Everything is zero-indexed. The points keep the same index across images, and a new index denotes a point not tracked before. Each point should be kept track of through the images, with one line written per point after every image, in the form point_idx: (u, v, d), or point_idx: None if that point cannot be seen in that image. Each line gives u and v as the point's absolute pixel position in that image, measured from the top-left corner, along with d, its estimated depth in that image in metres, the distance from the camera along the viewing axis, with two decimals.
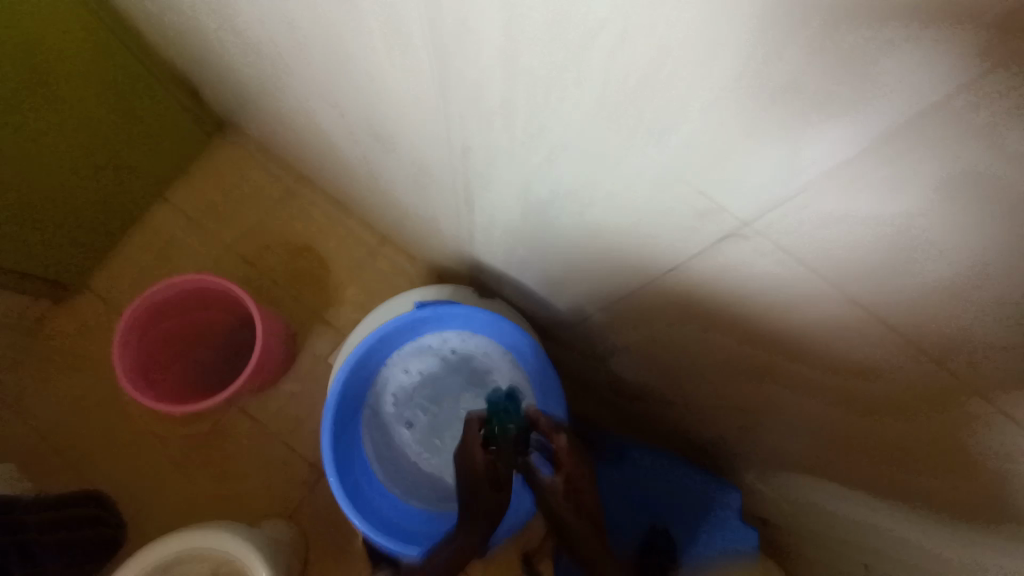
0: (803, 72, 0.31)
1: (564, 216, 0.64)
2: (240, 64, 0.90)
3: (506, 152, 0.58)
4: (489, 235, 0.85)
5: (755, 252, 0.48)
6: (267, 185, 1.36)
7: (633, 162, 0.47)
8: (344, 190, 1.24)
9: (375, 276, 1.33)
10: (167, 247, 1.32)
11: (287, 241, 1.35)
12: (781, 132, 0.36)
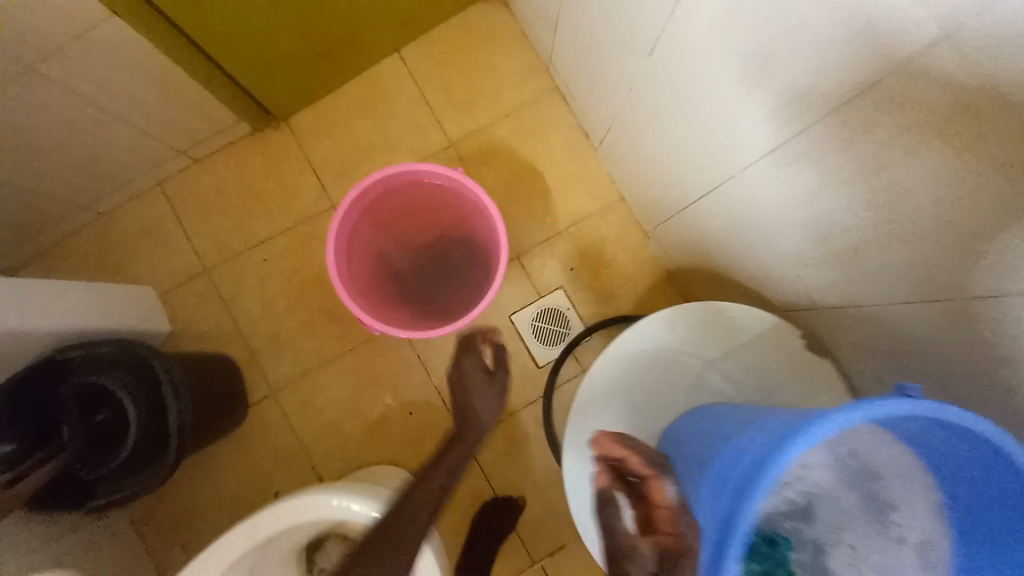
0: (786, 108, 0.55)
1: (785, 222, 0.65)
2: None
3: (704, 154, 0.73)
4: (757, 239, 0.73)
5: (850, 257, 0.59)
6: (511, 83, 1.09)
7: (775, 177, 0.62)
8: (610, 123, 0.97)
9: (596, 241, 1.08)
10: (382, 107, 1.07)
11: (515, 152, 1.08)
12: (813, 156, 0.55)
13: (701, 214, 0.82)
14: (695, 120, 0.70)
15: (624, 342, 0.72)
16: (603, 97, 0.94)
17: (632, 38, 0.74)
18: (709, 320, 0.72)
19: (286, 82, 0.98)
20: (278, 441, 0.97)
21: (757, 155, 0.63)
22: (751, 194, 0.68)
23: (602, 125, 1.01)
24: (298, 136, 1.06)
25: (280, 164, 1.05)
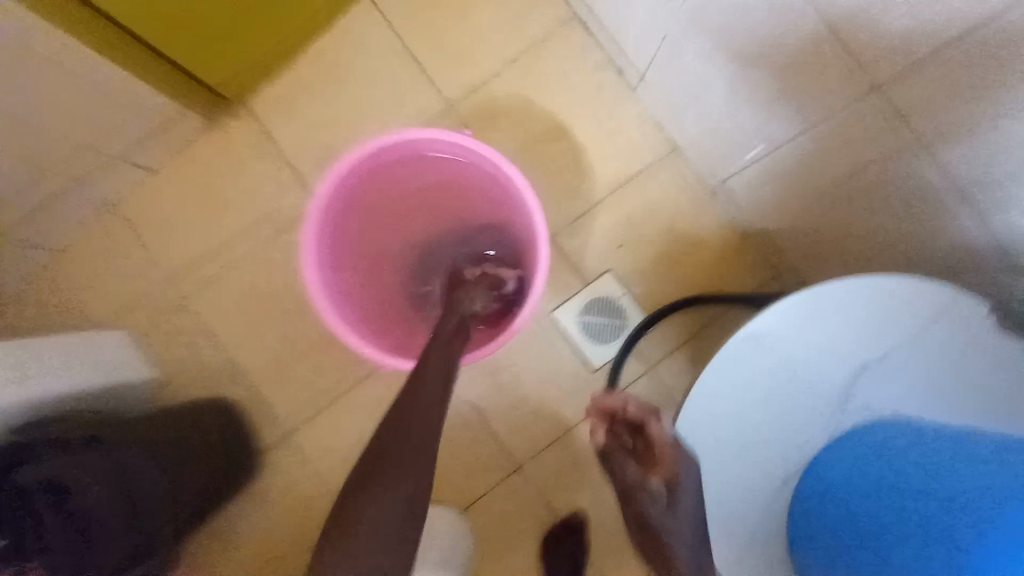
0: (899, 6, 0.43)
1: (910, 160, 0.52)
2: None
3: (757, 93, 0.63)
4: (876, 185, 0.58)
5: (1009, 191, 0.46)
6: (515, 17, 0.85)
7: (871, 103, 0.52)
8: (655, 49, 0.74)
9: (647, 206, 0.85)
10: (361, 72, 0.85)
11: (530, 106, 0.85)
12: (942, 63, 0.44)
13: (797, 161, 0.65)
14: (745, 53, 0.60)
15: (739, 344, 0.50)
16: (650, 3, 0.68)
17: None
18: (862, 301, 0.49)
19: (252, 55, 0.80)
20: (298, 493, 0.83)
21: (839, 85, 0.53)
22: (835, 131, 0.58)
23: (646, 49, 0.76)
24: (263, 123, 0.85)
25: (248, 162, 0.85)
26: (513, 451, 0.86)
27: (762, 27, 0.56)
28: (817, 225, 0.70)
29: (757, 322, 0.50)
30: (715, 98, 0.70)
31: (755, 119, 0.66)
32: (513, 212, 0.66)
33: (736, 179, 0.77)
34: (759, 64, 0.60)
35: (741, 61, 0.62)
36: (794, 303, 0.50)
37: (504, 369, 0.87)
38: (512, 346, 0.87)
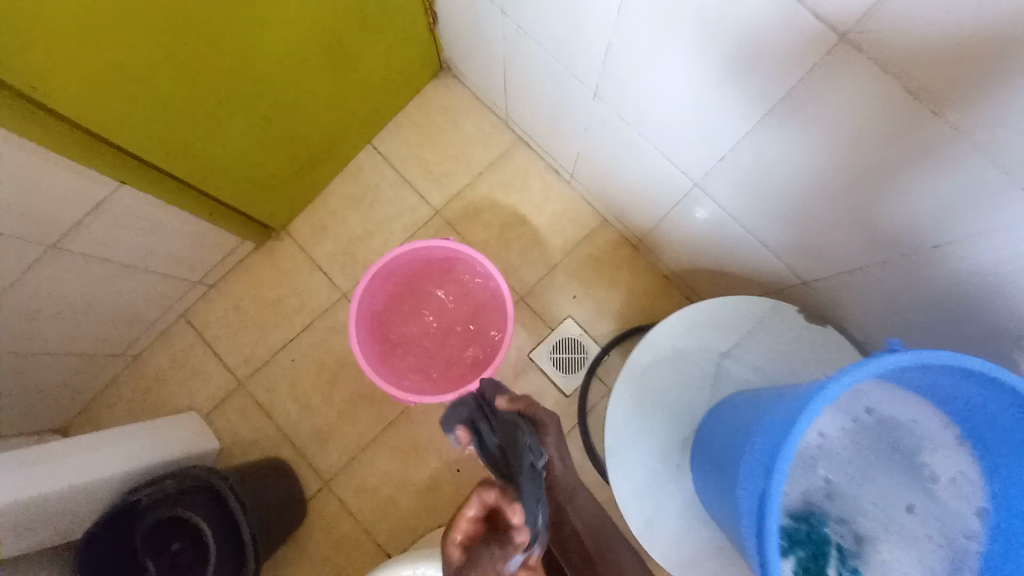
0: (688, 138, 0.76)
1: (732, 222, 0.83)
2: (549, 38, 0.84)
3: (644, 185, 0.95)
4: (727, 238, 0.88)
5: (784, 236, 0.77)
6: (478, 144, 1.19)
7: (701, 193, 0.83)
8: (578, 160, 1.07)
9: (592, 265, 1.14)
10: (368, 195, 1.16)
11: (496, 203, 1.16)
12: (721, 168, 0.76)
13: (680, 225, 0.95)
14: (631, 162, 0.92)
15: (633, 365, 0.76)
16: (570, 133, 1.02)
17: (574, 111, 0.95)
18: (706, 320, 0.76)
19: (291, 199, 1.11)
20: (341, 530, 1.01)
21: (683, 180, 0.85)
22: (692, 208, 0.89)
23: (571, 160, 1.09)
24: (298, 240, 1.14)
25: (288, 270, 1.13)
26: None
27: (634, 149, 0.88)
28: (709, 266, 0.98)
29: (640, 352, 0.76)
30: (623, 188, 1.01)
31: (650, 201, 0.97)
32: (489, 289, 0.93)
33: (651, 238, 1.07)
34: (639, 169, 0.92)
35: (630, 166, 0.94)
36: (657, 334, 0.76)
37: None
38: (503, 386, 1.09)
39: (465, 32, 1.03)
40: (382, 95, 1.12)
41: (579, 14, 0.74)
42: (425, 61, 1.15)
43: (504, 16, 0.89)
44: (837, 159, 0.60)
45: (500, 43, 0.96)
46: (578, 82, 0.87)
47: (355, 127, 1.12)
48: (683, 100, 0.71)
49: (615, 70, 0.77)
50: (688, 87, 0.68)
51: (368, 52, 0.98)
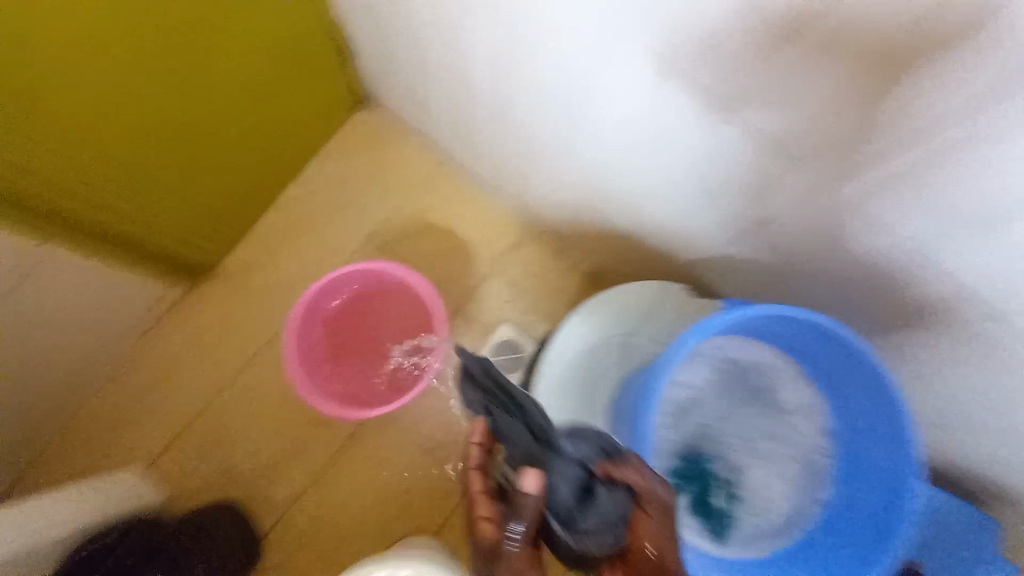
0: (581, 148, 0.86)
1: (636, 218, 0.93)
2: (454, 67, 0.92)
3: (560, 193, 1.03)
4: (637, 233, 0.97)
5: (676, 228, 0.88)
6: (406, 166, 1.23)
7: (606, 195, 0.93)
8: (500, 176, 1.14)
9: (523, 272, 1.21)
10: (297, 227, 1.18)
11: (429, 222, 1.21)
12: (616, 173, 0.85)
13: (596, 226, 1.04)
14: (543, 173, 1.00)
15: (552, 359, 0.87)
16: (488, 152, 1.09)
17: (487, 130, 1.02)
18: (606, 308, 0.87)
19: (220, 238, 1.12)
20: (298, 559, 1.02)
21: (588, 186, 0.94)
22: (602, 210, 0.98)
23: (491, 174, 1.16)
24: (230, 278, 1.15)
25: (223, 310, 1.13)
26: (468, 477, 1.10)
27: (542, 161, 0.97)
28: (628, 260, 1.07)
29: (556, 346, 0.87)
30: (543, 198, 1.08)
31: (567, 207, 1.05)
32: (431, 299, 0.91)
33: (574, 241, 1.15)
34: (552, 179, 1.00)
35: (544, 177, 1.02)
36: (567, 331, 0.87)
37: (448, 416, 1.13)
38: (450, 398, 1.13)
39: (380, 65, 1.09)
40: (306, 130, 1.15)
41: (474, 39, 0.81)
42: (348, 94, 1.20)
43: (413, 48, 0.96)
44: (698, 151, 0.69)
45: (411, 70, 1.02)
46: (485, 105, 0.95)
47: (280, 163, 1.15)
48: (573, 116, 0.80)
49: (515, 93, 0.86)
50: (574, 93, 0.76)
51: (278, 88, 1.02)
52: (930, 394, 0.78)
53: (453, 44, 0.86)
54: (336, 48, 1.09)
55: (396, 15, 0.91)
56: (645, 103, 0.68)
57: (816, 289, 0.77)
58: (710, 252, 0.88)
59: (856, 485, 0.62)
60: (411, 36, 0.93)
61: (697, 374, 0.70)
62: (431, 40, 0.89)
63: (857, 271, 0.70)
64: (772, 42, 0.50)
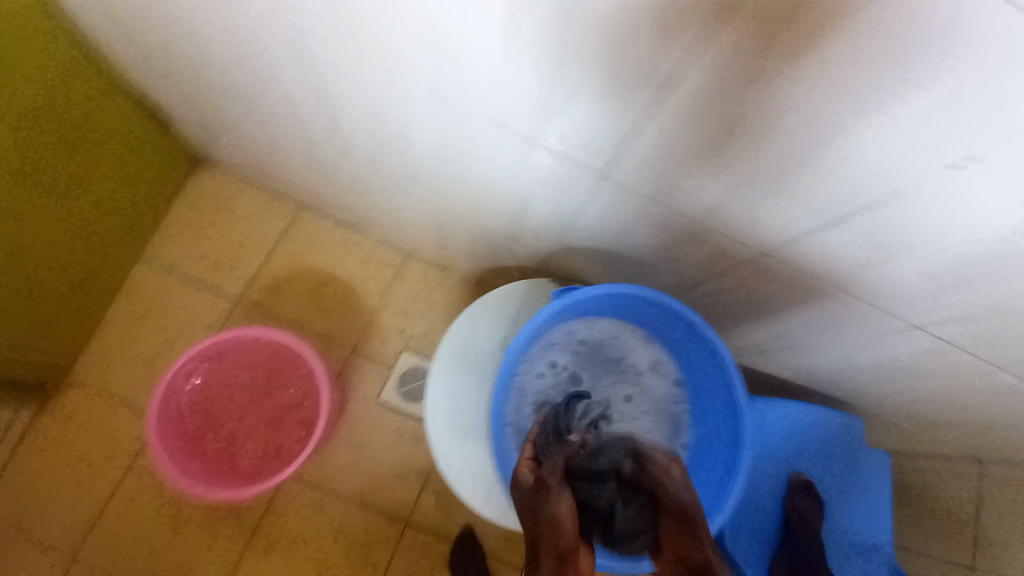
0: (416, 171, 0.86)
1: (492, 224, 0.94)
2: (272, 112, 0.87)
3: (420, 213, 1.02)
4: (500, 237, 0.99)
5: (526, 228, 0.90)
6: (263, 216, 1.17)
7: (456, 207, 0.93)
8: (361, 208, 1.11)
9: (411, 296, 1.20)
10: (154, 310, 1.09)
11: (302, 268, 1.16)
12: (454, 187, 0.87)
13: (464, 238, 1.05)
14: (395, 197, 1.00)
15: (431, 393, 0.86)
16: (341, 187, 1.05)
17: (331, 167, 0.99)
18: (473, 323, 0.88)
19: (63, 342, 1.02)
20: None
21: (437, 202, 0.94)
22: (460, 222, 0.99)
23: (351, 209, 1.13)
24: (91, 381, 1.06)
25: (92, 416, 1.05)
26: (398, 511, 1.09)
27: (389, 186, 0.96)
28: (504, 263, 1.09)
29: (433, 378, 0.86)
30: (408, 221, 1.07)
31: (431, 224, 1.05)
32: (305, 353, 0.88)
33: (452, 255, 1.16)
34: (406, 201, 0.99)
35: (398, 201, 1.01)
36: (440, 360, 0.87)
37: (365, 458, 1.11)
38: (363, 441, 1.11)
39: (201, 122, 1.01)
40: (136, 203, 1.06)
41: (266, 85, 0.80)
42: (176, 154, 1.12)
43: (225, 99, 0.89)
44: (500, 155, 0.71)
45: (226, 124, 0.98)
46: (316, 144, 0.92)
47: (115, 246, 1.05)
48: (396, 140, 0.79)
49: (337, 127, 0.83)
50: (376, 119, 0.77)
51: (87, 172, 0.93)
52: (783, 323, 0.84)
53: (259, 89, 0.82)
54: (144, 111, 1.00)
55: (192, 69, 0.84)
56: (434, 117, 0.70)
57: (658, 262, 0.83)
58: (564, 244, 0.91)
59: (703, 396, 0.73)
60: (216, 88, 0.87)
61: (545, 356, 0.75)
62: (228, 92, 0.86)
63: (677, 232, 0.74)
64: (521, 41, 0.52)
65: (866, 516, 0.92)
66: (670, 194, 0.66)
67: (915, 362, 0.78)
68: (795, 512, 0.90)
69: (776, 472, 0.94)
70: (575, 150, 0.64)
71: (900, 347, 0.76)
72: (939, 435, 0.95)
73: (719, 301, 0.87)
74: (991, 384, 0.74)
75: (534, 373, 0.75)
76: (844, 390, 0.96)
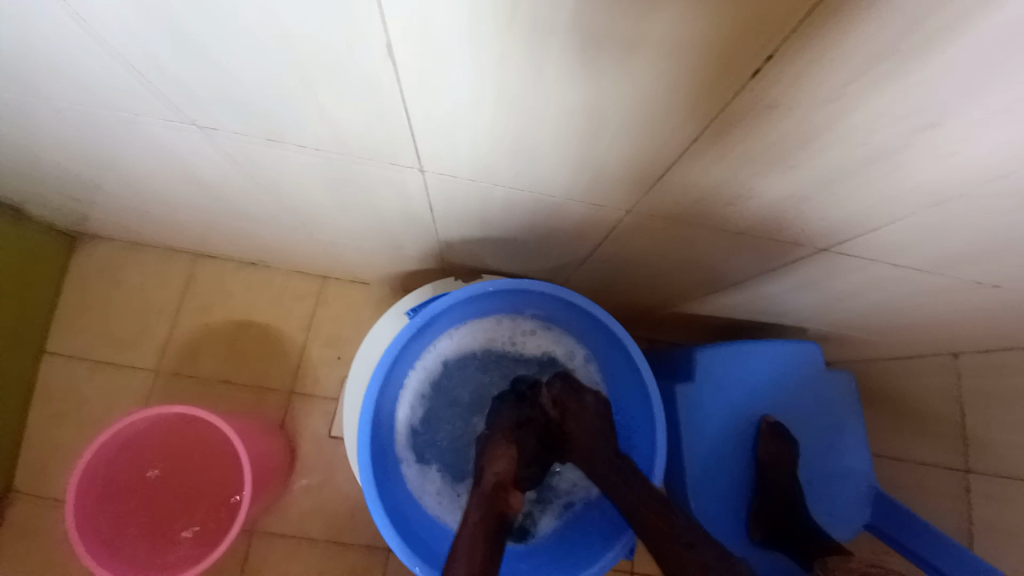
0: (269, 209, 0.77)
1: (373, 243, 0.85)
2: (97, 182, 0.77)
3: (305, 245, 0.93)
4: (392, 254, 0.90)
5: (406, 241, 0.82)
6: (161, 285, 1.11)
7: (330, 234, 0.85)
8: (252, 251, 1.03)
9: (337, 324, 1.13)
10: (74, 406, 1.04)
11: (215, 325, 1.10)
12: (318, 218, 0.78)
13: (362, 260, 0.97)
14: (272, 236, 0.91)
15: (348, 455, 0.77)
16: (219, 237, 0.96)
17: (196, 221, 0.89)
18: (373, 358, 0.79)
19: None
20: None
21: (309, 232, 0.85)
22: (346, 246, 0.90)
23: (241, 252, 1.05)
24: (30, 491, 1.00)
25: (32, 533, 0.98)
26: (376, 542, 1.05)
27: (260, 228, 0.87)
28: (414, 273, 1.01)
29: (347, 437, 0.77)
30: (302, 252, 0.98)
31: (324, 252, 0.96)
32: (234, 429, 0.90)
33: (364, 275, 1.08)
34: (285, 237, 0.90)
35: (277, 239, 0.92)
36: (349, 414, 0.77)
37: (330, 496, 1.06)
38: (323, 480, 1.07)
39: (48, 206, 0.92)
40: (26, 304, 1.00)
41: (61, 159, 0.71)
42: (51, 243, 1.04)
43: (45, 179, 0.79)
44: (316, 173, 0.62)
45: (61, 202, 0.89)
46: (164, 203, 0.82)
47: (16, 352, 0.99)
48: (228, 184, 0.70)
49: (165, 184, 0.73)
50: (191, 168, 0.67)
51: None
52: (703, 268, 0.75)
53: (65, 163, 0.72)
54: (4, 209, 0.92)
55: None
56: (225, 154, 0.60)
57: (553, 245, 0.74)
58: (454, 249, 0.82)
59: (603, 358, 0.76)
60: (30, 171, 0.77)
61: (423, 371, 0.77)
62: (36, 175, 0.78)
63: (540, 210, 0.64)
64: (254, 50, 0.41)
65: (837, 440, 0.88)
66: (500, 174, 0.56)
67: (848, 279, 0.69)
68: (770, 458, 0.83)
69: (745, 419, 0.86)
70: (378, 154, 0.55)
71: (824, 267, 0.67)
72: (903, 339, 0.88)
73: (631, 263, 0.78)
74: (933, 284, 0.66)
75: (413, 396, 0.76)
76: (794, 316, 0.88)
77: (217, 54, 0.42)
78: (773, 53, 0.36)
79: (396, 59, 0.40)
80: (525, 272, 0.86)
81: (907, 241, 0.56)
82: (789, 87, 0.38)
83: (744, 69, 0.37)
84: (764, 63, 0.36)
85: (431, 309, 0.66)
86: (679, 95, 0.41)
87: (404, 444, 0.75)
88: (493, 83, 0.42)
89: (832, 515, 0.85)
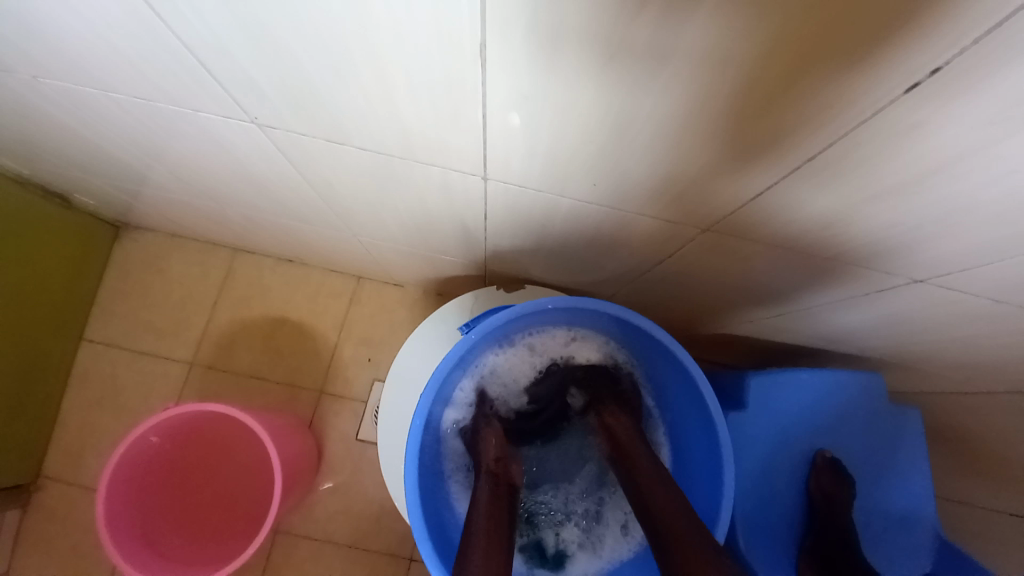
0: (316, 209, 0.76)
1: (416, 247, 0.83)
2: (149, 174, 0.77)
3: (347, 245, 0.91)
4: (433, 258, 0.88)
5: (450, 246, 0.80)
6: (199, 278, 1.11)
7: (373, 236, 0.83)
8: (292, 248, 1.02)
9: (371, 326, 1.11)
10: (109, 393, 1.05)
11: (249, 321, 1.09)
12: (364, 220, 0.76)
13: (402, 263, 0.95)
14: (315, 235, 0.89)
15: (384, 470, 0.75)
16: (261, 233, 0.96)
17: (241, 218, 0.89)
18: (413, 366, 0.76)
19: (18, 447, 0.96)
20: None
21: (352, 232, 0.83)
22: (387, 248, 0.88)
23: (281, 249, 1.04)
24: (62, 475, 1.01)
25: (62, 517, 0.99)
26: (398, 549, 1.03)
27: (305, 227, 0.86)
28: (453, 279, 0.99)
29: (384, 453, 0.74)
30: (342, 251, 0.96)
31: (366, 253, 0.94)
32: (269, 429, 0.89)
33: (400, 277, 1.06)
34: (328, 236, 0.88)
35: (321, 238, 0.90)
36: (385, 424, 0.75)
37: (355, 500, 1.05)
38: (348, 482, 1.05)
39: (98, 197, 0.92)
40: (70, 290, 1.02)
41: (115, 150, 0.70)
42: (97, 232, 1.06)
43: (100, 170, 0.79)
44: (370, 175, 0.60)
45: (109, 191, 0.89)
46: (212, 198, 0.81)
47: (58, 337, 1.01)
48: (281, 184, 0.68)
49: (217, 180, 0.73)
50: (246, 166, 0.66)
51: (24, 277, 0.89)
52: (769, 290, 0.70)
53: (120, 156, 0.71)
54: (57, 198, 0.93)
55: (52, 147, 0.74)
56: (280, 151, 0.59)
57: (607, 258, 0.71)
58: (500, 258, 0.80)
59: (663, 378, 0.72)
60: (86, 162, 0.77)
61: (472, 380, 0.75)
62: (87, 163, 0.77)
63: (602, 222, 0.60)
64: (337, 52, 0.39)
65: (897, 482, 0.81)
66: (569, 186, 0.53)
67: (930, 312, 0.64)
68: (824, 495, 0.77)
69: (799, 452, 0.81)
70: (440, 159, 0.52)
71: (906, 299, 0.62)
72: (983, 383, 0.80)
73: (688, 281, 0.74)
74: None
75: (458, 413, 0.74)
76: (855, 345, 0.83)
77: (298, 54, 0.40)
78: (944, 65, 0.31)
79: (484, 59, 0.37)
80: (573, 285, 0.83)
81: (1015, 278, 0.51)
82: (943, 107, 0.34)
83: (900, 81, 0.33)
84: (929, 76, 0.32)
85: (493, 320, 0.64)
86: (805, 111, 0.37)
87: (449, 467, 0.72)
88: (585, 90, 0.38)
89: (891, 564, 0.79)
